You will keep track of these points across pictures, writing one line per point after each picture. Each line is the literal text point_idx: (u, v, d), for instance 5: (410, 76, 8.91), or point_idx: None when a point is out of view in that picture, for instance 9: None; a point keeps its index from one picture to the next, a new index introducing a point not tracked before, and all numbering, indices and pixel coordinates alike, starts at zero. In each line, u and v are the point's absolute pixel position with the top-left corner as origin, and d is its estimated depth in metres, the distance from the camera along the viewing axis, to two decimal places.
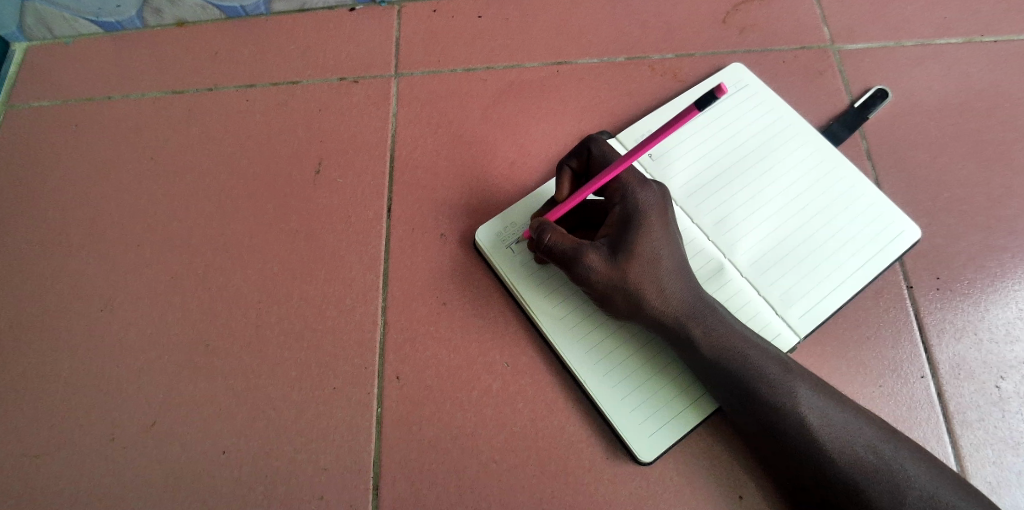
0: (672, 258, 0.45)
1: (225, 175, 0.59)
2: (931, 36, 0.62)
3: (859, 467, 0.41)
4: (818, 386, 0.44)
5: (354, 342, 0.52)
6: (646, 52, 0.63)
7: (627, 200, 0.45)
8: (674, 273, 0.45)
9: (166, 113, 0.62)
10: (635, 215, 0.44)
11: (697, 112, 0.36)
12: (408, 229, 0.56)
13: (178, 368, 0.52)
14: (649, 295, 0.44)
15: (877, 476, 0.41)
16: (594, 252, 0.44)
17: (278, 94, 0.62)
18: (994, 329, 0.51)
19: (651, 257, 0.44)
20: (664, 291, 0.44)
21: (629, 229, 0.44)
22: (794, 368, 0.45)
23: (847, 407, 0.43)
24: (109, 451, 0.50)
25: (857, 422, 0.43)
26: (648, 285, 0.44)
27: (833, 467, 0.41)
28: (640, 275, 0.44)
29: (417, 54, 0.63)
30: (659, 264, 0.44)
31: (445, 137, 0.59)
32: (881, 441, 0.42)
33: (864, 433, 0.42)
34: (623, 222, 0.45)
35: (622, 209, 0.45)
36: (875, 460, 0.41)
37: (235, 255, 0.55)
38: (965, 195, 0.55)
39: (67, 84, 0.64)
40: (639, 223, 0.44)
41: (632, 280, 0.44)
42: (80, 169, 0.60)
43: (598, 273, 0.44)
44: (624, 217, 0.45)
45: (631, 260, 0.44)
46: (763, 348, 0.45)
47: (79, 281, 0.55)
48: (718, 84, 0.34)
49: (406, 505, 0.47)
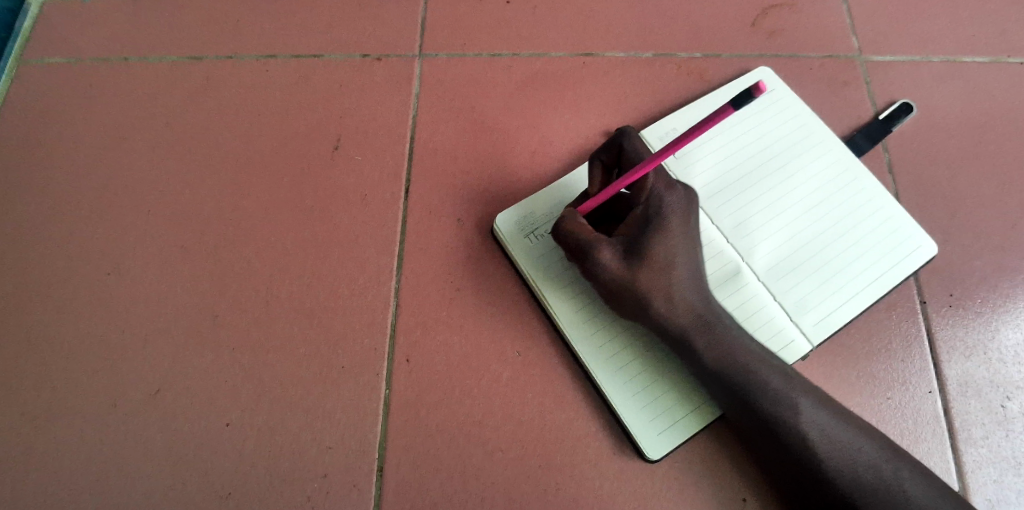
0: (687, 265, 0.44)
1: (241, 145, 0.58)
2: (958, 54, 0.62)
3: (860, 485, 0.41)
4: (823, 400, 0.44)
5: (365, 323, 0.51)
6: (672, 49, 0.62)
7: (651, 202, 0.45)
8: (686, 280, 0.44)
9: (183, 79, 0.61)
10: (656, 217, 0.44)
11: (731, 111, 0.36)
12: (425, 213, 0.55)
13: (185, 339, 0.51)
14: (659, 301, 0.44)
15: (874, 494, 0.41)
16: (608, 249, 0.44)
17: (299, 68, 0.61)
18: (1003, 350, 0.51)
19: (666, 260, 0.43)
20: (673, 297, 0.44)
21: (648, 231, 0.44)
22: (800, 381, 0.45)
23: (850, 423, 0.43)
24: (111, 418, 0.49)
25: (859, 439, 0.43)
26: (658, 289, 0.43)
27: (834, 484, 0.42)
28: (652, 277, 0.43)
29: (442, 36, 0.63)
30: (675, 269, 0.44)
31: (467, 123, 0.59)
32: (882, 461, 0.42)
33: (867, 451, 0.42)
34: (643, 223, 0.44)
35: (644, 209, 0.45)
36: (874, 478, 0.41)
37: (247, 227, 0.55)
38: (984, 214, 0.56)
39: (83, 42, 0.63)
40: (658, 226, 0.44)
41: (641, 282, 0.43)
42: (93, 130, 0.59)
43: (610, 270, 0.44)
44: (645, 218, 0.44)
45: (643, 263, 0.43)
46: (770, 359, 0.45)
47: (87, 244, 0.54)
48: (758, 83, 0.34)
49: (410, 490, 0.47)
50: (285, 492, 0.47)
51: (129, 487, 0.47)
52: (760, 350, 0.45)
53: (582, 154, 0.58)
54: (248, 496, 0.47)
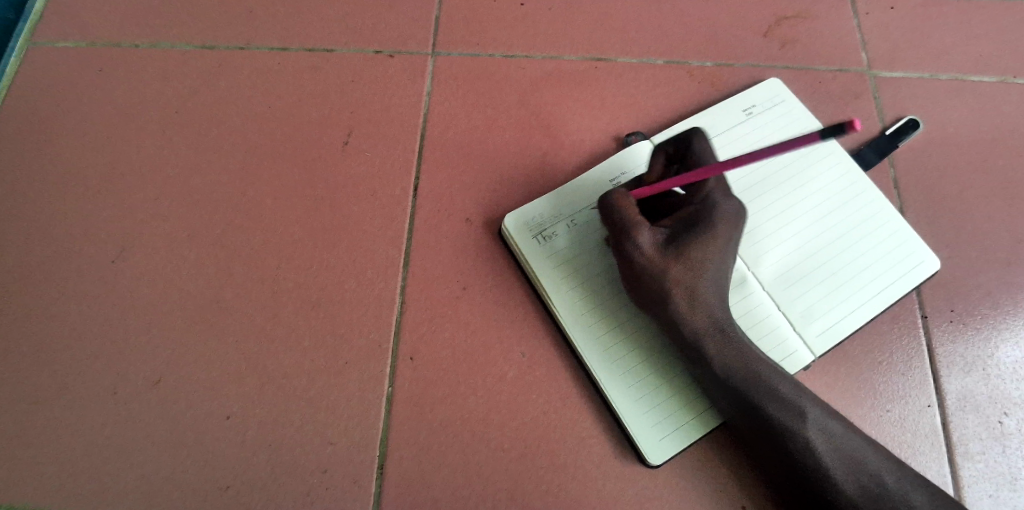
0: (717, 272, 0.45)
1: (252, 135, 0.58)
2: (966, 72, 0.63)
3: (861, 492, 0.42)
4: (826, 409, 0.44)
5: (372, 316, 0.51)
6: (686, 57, 0.63)
7: (705, 205, 0.45)
8: (714, 284, 0.45)
9: (195, 66, 0.61)
10: (706, 220, 0.45)
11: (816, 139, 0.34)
12: (435, 209, 0.55)
13: (190, 325, 0.51)
14: (679, 298, 0.44)
15: (877, 503, 0.41)
16: (649, 234, 0.45)
17: (312, 59, 0.61)
18: (1002, 366, 0.52)
19: (699, 261, 0.44)
20: (696, 299, 0.45)
21: (693, 230, 0.44)
22: (804, 390, 0.45)
23: (854, 432, 0.44)
24: (112, 403, 0.49)
25: (863, 449, 0.43)
26: (681, 288, 0.44)
27: (835, 489, 0.42)
28: (682, 273, 0.44)
29: (456, 34, 0.63)
30: (704, 272, 0.45)
31: (479, 121, 0.59)
32: (886, 471, 0.42)
33: (872, 461, 0.42)
34: (690, 222, 0.45)
35: (696, 209, 0.45)
36: (878, 488, 0.42)
37: (255, 216, 0.55)
38: (988, 232, 0.56)
39: (95, 25, 0.62)
40: (704, 228, 0.44)
41: (670, 276, 0.44)
42: (103, 114, 0.59)
43: (643, 254, 0.44)
44: (694, 217, 0.45)
45: (678, 258, 0.44)
46: (776, 367, 0.45)
47: (93, 228, 0.54)
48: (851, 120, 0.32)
49: (411, 485, 0.47)
50: (285, 483, 0.47)
51: (128, 473, 0.47)
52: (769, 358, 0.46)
53: (593, 157, 0.58)
54: (249, 485, 0.47)
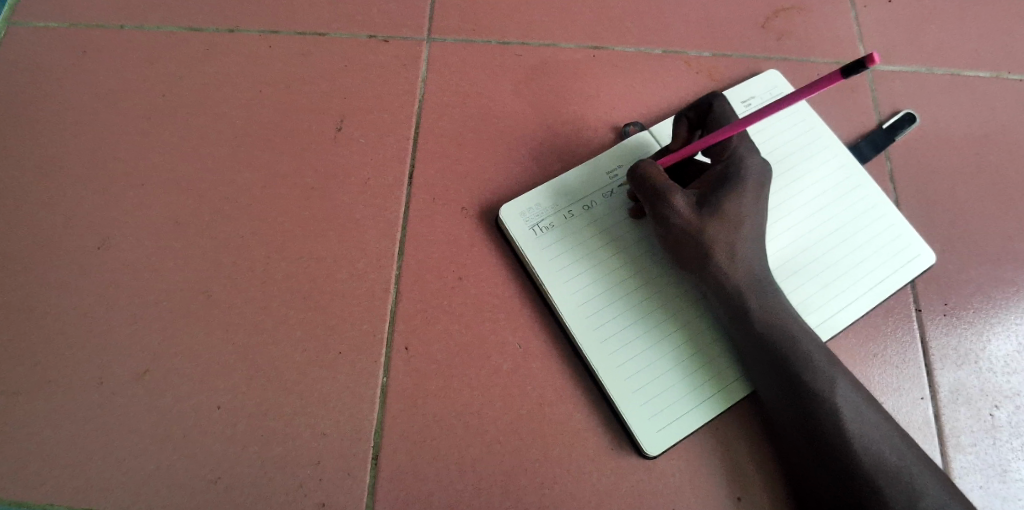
0: (753, 229, 0.46)
1: (240, 121, 0.57)
2: (961, 67, 0.63)
3: (884, 467, 0.41)
4: (856, 385, 0.44)
5: (364, 307, 0.50)
6: (684, 47, 0.62)
7: (732, 161, 0.46)
8: (749, 241, 0.45)
9: (182, 49, 0.59)
10: (736, 177, 0.45)
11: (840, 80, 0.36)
12: (428, 198, 0.54)
13: (176, 316, 0.50)
14: (721, 258, 0.45)
15: (899, 478, 0.41)
16: (683, 197, 0.45)
17: (302, 44, 0.60)
18: (993, 360, 0.52)
19: (736, 217, 0.45)
20: (735, 257, 0.45)
21: (726, 187, 0.45)
22: (837, 363, 0.45)
23: (877, 410, 0.44)
24: (96, 396, 0.47)
25: (885, 426, 0.43)
26: (721, 246, 0.44)
27: (858, 468, 0.41)
28: (720, 231, 0.44)
29: (452, 20, 0.61)
30: (739, 229, 0.45)
31: (474, 109, 0.58)
32: (906, 448, 0.42)
33: (891, 439, 0.43)
34: (720, 180, 0.46)
35: (722, 168, 0.46)
36: (899, 464, 0.42)
37: (244, 204, 0.53)
38: (982, 227, 0.56)
39: (76, 6, 0.60)
40: (737, 183, 0.45)
41: (709, 235, 0.44)
42: (86, 97, 0.57)
43: (680, 216, 0.45)
44: (724, 175, 0.46)
45: (714, 217, 0.44)
46: (812, 336, 0.45)
47: (76, 214, 0.53)
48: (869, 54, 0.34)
49: (404, 479, 0.46)
50: (276, 478, 0.46)
51: (113, 467, 0.46)
52: (794, 323, 0.46)
53: (590, 147, 0.58)
54: (237, 479, 0.46)
